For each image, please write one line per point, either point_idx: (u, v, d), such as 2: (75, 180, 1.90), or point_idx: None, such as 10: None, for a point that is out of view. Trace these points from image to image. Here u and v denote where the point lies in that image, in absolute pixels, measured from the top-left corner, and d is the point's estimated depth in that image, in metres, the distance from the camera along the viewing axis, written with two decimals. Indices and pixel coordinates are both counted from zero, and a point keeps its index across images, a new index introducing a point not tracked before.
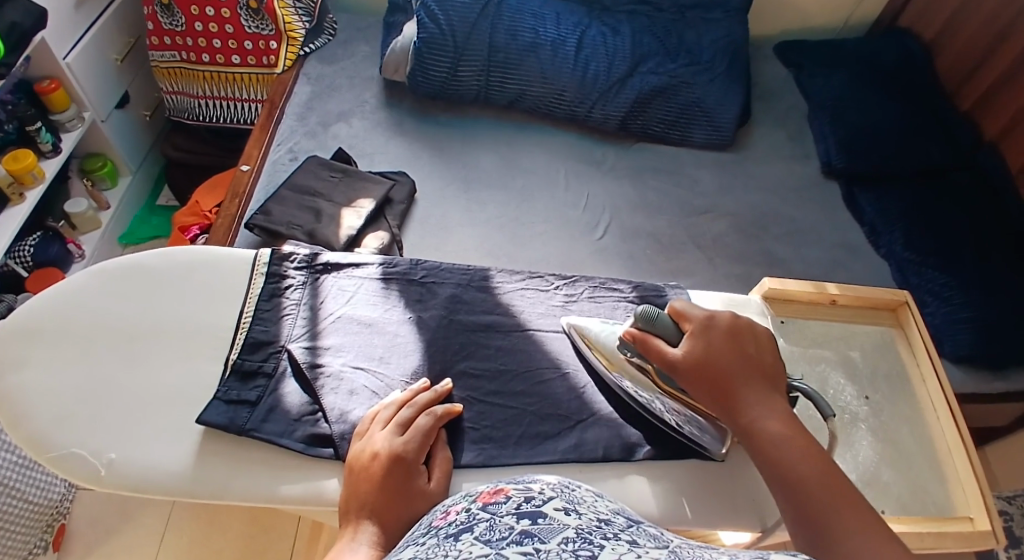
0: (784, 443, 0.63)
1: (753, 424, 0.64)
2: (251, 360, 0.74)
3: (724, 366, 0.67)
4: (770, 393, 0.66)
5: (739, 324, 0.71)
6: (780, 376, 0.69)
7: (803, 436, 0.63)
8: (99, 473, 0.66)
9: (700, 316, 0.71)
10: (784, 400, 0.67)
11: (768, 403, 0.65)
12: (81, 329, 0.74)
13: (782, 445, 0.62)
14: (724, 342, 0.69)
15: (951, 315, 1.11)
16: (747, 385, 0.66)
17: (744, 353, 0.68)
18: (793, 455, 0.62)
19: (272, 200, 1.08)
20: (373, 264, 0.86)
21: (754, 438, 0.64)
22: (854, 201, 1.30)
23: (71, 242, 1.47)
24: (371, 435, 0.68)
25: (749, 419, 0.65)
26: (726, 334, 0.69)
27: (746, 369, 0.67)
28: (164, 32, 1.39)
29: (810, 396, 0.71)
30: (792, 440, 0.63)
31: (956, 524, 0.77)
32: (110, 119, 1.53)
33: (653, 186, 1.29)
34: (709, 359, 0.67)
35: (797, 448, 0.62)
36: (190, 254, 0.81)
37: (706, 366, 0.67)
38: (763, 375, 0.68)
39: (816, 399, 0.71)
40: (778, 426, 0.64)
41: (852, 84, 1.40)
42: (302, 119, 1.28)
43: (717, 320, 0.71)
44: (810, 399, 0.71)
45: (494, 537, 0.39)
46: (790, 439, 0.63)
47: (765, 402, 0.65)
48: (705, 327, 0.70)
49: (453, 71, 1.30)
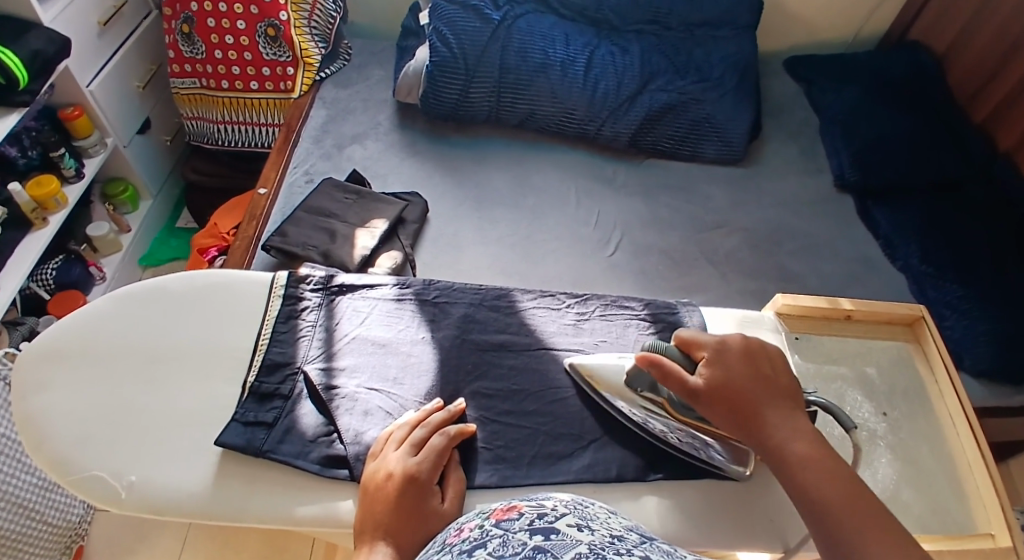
0: (810, 465, 0.61)
1: (773, 444, 0.64)
2: (268, 382, 0.75)
3: (741, 388, 0.67)
4: (793, 416, 0.66)
5: (752, 345, 0.71)
6: (801, 398, 0.68)
7: (831, 459, 0.62)
8: (120, 495, 0.67)
9: (711, 341, 0.71)
10: (807, 421, 0.66)
11: (792, 424, 0.65)
12: (104, 350, 0.75)
13: (809, 467, 0.61)
14: (741, 366, 0.69)
15: (969, 328, 1.10)
16: (768, 403, 0.66)
17: (762, 374, 0.68)
18: (820, 478, 0.61)
19: (287, 222, 1.10)
20: (387, 285, 0.87)
21: (776, 459, 0.63)
22: (868, 215, 1.29)
23: (92, 265, 1.49)
24: (386, 455, 0.68)
25: (774, 438, 0.64)
26: (742, 357, 0.69)
27: (767, 390, 0.67)
28: (184, 59, 1.42)
29: (828, 408, 0.72)
30: (815, 461, 0.62)
31: (977, 542, 0.76)
32: (132, 144, 1.56)
33: (665, 202, 1.29)
34: (726, 383, 0.68)
35: (823, 469, 0.61)
36: (208, 278, 0.82)
37: (725, 390, 0.67)
38: (785, 396, 0.67)
39: (835, 413, 0.72)
40: (803, 448, 0.63)
41: (863, 99, 1.40)
42: (318, 142, 1.30)
43: (731, 345, 0.71)
44: (829, 412, 0.72)
45: (507, 553, 0.40)
46: (815, 460, 0.62)
47: (786, 422, 0.65)
48: (719, 353, 0.70)
49: (464, 92, 1.31)
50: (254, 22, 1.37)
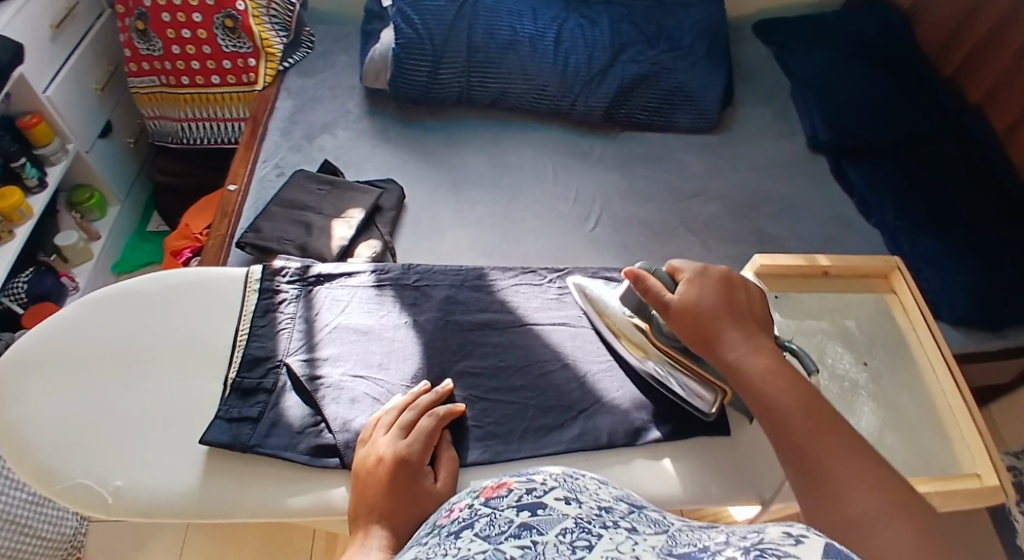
0: (768, 376, 0.62)
1: (734, 358, 0.65)
2: (250, 378, 0.74)
3: (711, 308, 0.68)
4: (757, 335, 0.67)
5: (731, 277, 0.72)
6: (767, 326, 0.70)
7: (787, 372, 0.63)
8: (107, 501, 0.66)
9: (692, 268, 0.72)
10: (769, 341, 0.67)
11: (753, 342, 0.66)
12: (79, 357, 0.74)
13: (766, 379, 0.62)
14: (716, 289, 0.70)
15: (945, 278, 1.11)
16: (734, 322, 0.67)
17: (733, 301, 0.69)
18: (777, 388, 0.62)
19: (261, 217, 1.08)
20: (365, 272, 0.86)
21: (736, 372, 0.65)
22: (842, 173, 1.30)
23: (64, 275, 1.46)
24: (375, 440, 0.68)
25: (742, 355, 0.65)
26: (717, 285, 0.70)
27: (736, 312, 0.68)
28: (142, 57, 1.39)
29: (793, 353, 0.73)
30: (773, 374, 0.63)
31: (963, 482, 0.77)
32: (95, 148, 1.53)
33: (642, 173, 1.29)
34: (699, 301, 0.69)
35: (780, 380, 0.62)
36: (180, 276, 0.81)
37: (697, 309, 0.68)
38: (751, 320, 0.68)
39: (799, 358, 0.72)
40: (762, 361, 0.64)
41: (832, 58, 1.41)
42: (287, 134, 1.28)
43: (708, 273, 0.71)
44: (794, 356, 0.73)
45: (493, 532, 0.39)
46: (772, 372, 0.63)
47: (748, 339, 0.66)
48: (698, 276, 0.71)
49: (433, 74, 1.30)
50: (211, 13, 1.34)
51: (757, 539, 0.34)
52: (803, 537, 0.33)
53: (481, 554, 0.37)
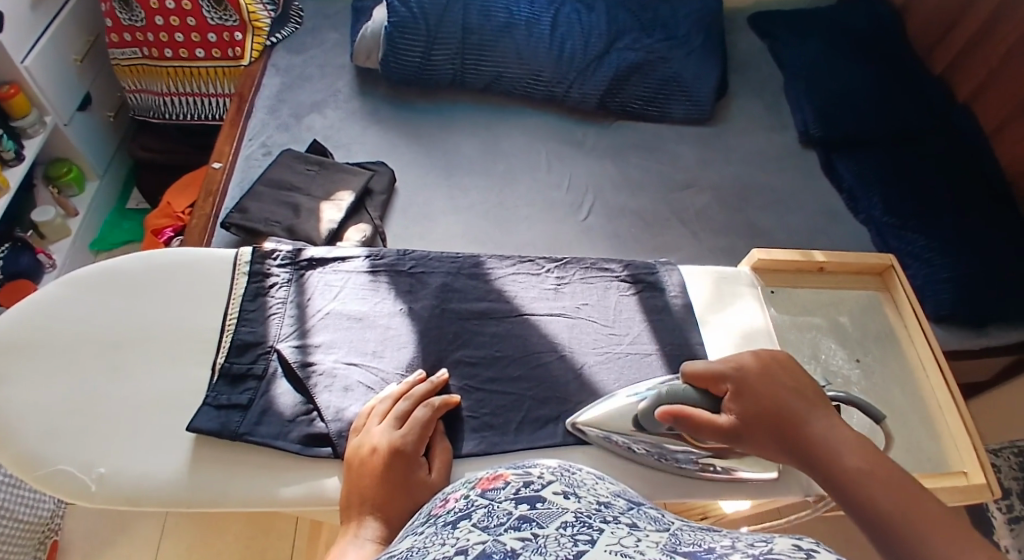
0: (860, 471, 0.58)
1: (822, 458, 0.60)
2: (239, 363, 0.72)
3: (777, 412, 0.64)
4: (833, 424, 0.63)
5: (765, 360, 0.68)
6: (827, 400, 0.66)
7: (879, 460, 0.58)
8: (90, 489, 0.64)
9: (727, 369, 0.68)
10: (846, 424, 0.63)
11: (834, 433, 0.61)
12: (60, 339, 0.71)
13: (859, 473, 0.58)
14: (765, 387, 0.66)
15: (933, 275, 1.12)
16: (804, 417, 0.63)
17: (787, 390, 0.65)
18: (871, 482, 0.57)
19: (247, 197, 1.05)
20: (359, 257, 0.84)
21: (826, 473, 0.60)
22: (832, 166, 1.29)
23: (41, 252, 1.42)
24: (368, 430, 0.66)
25: (818, 447, 0.61)
26: (760, 377, 0.67)
27: (799, 403, 0.64)
28: (124, 28, 1.34)
29: (854, 403, 0.72)
30: (865, 466, 0.58)
31: (952, 479, 0.78)
32: (73, 122, 1.48)
33: (635, 163, 1.28)
34: (759, 411, 0.64)
35: (871, 472, 0.57)
36: (167, 258, 0.78)
37: (762, 419, 0.64)
38: (817, 404, 0.65)
39: (861, 405, 0.73)
40: (851, 455, 0.59)
41: (826, 52, 1.40)
42: (274, 112, 1.25)
43: (749, 368, 0.68)
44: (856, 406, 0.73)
45: (492, 523, 0.38)
46: (865, 464, 0.58)
47: (829, 434, 0.62)
48: (740, 382, 0.67)
49: (426, 55, 1.27)
50: None
51: (766, 549, 0.34)
52: (814, 551, 0.32)
53: (479, 544, 0.35)
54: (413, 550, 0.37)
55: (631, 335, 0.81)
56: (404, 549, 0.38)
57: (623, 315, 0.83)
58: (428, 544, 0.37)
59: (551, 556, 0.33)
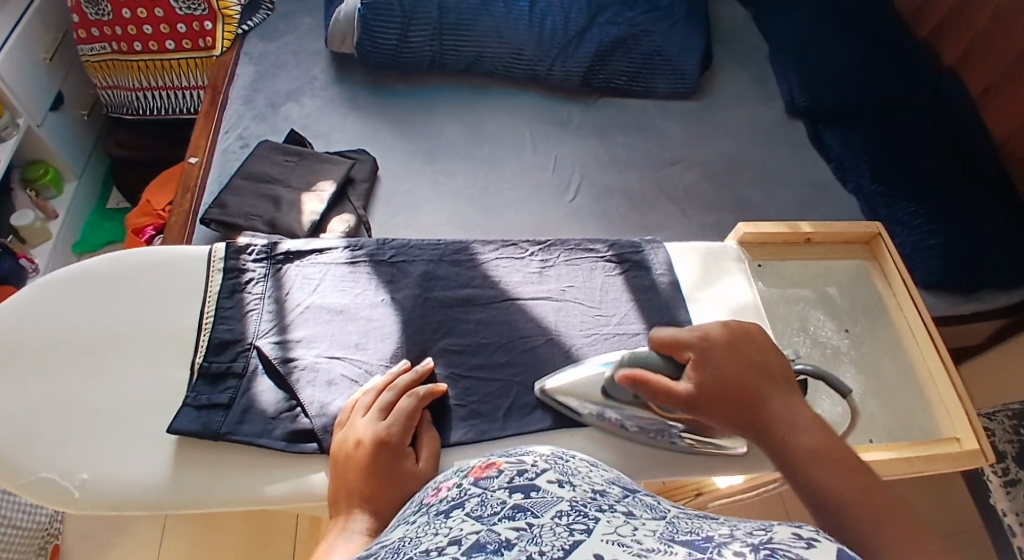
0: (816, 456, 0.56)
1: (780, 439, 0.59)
2: (219, 362, 0.71)
3: (738, 384, 0.62)
4: (792, 404, 0.61)
5: (735, 333, 0.67)
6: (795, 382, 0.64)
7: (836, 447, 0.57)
8: (74, 496, 0.63)
9: (693, 339, 0.66)
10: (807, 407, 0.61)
11: (793, 414, 0.60)
12: (35, 345, 0.70)
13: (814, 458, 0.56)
14: (729, 358, 0.64)
15: (922, 242, 1.11)
16: (765, 393, 0.62)
17: (753, 364, 0.64)
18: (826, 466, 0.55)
19: (226, 191, 1.03)
20: (338, 248, 0.82)
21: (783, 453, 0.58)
22: (819, 137, 1.28)
23: (23, 257, 1.40)
24: (353, 422, 0.65)
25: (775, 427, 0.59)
26: (727, 348, 0.65)
27: (762, 379, 0.63)
28: (90, 23, 1.32)
29: (818, 376, 0.69)
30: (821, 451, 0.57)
31: (944, 446, 0.78)
32: (47, 122, 1.45)
33: (621, 140, 1.26)
34: (719, 383, 0.63)
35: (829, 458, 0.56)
36: (140, 257, 0.76)
37: (721, 391, 0.62)
38: (780, 384, 0.63)
39: (827, 378, 0.69)
40: (809, 438, 0.58)
41: (811, 19, 1.38)
42: (249, 102, 1.22)
43: (716, 339, 0.66)
44: (820, 378, 0.69)
45: (485, 513, 0.37)
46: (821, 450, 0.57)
47: (787, 412, 0.60)
48: (704, 351, 0.65)
49: (403, 39, 1.25)
50: None
51: (766, 537, 0.33)
52: (815, 540, 0.32)
53: (474, 535, 0.34)
54: (404, 540, 0.36)
55: (619, 315, 0.80)
56: (395, 539, 0.37)
57: (609, 295, 0.82)
58: (420, 534, 0.36)
59: (548, 546, 0.32)
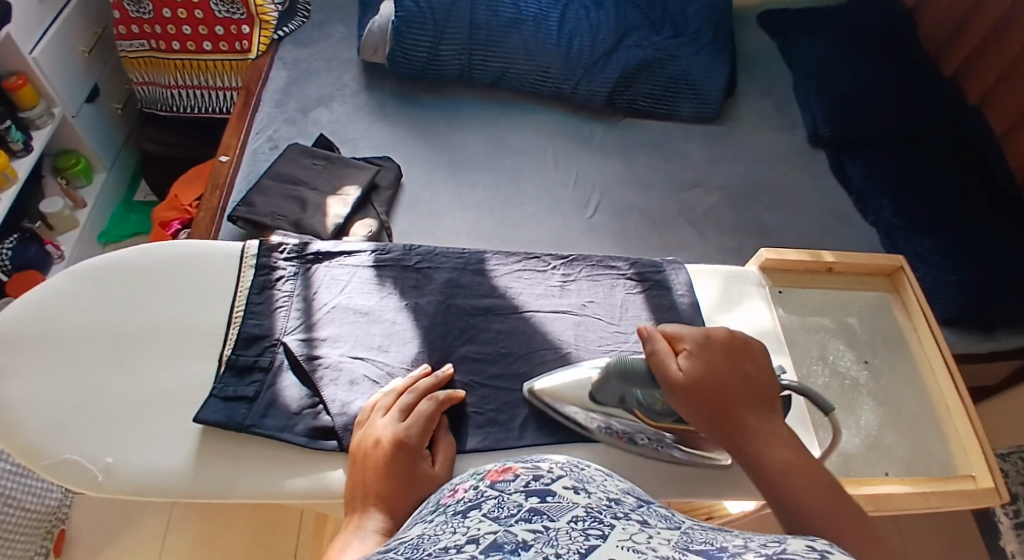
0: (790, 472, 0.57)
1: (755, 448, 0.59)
2: (246, 356, 0.72)
3: (722, 387, 0.62)
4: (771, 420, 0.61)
5: (735, 342, 0.66)
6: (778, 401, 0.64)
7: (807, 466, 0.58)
8: (97, 479, 0.64)
9: (695, 334, 0.66)
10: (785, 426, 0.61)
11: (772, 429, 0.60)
12: (68, 330, 0.71)
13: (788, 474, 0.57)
14: (721, 359, 0.64)
15: (940, 276, 1.11)
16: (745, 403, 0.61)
17: (744, 374, 0.63)
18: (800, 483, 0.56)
19: (254, 191, 1.05)
20: (365, 251, 0.84)
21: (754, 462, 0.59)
22: (841, 167, 1.29)
23: (49, 243, 1.43)
24: (372, 422, 0.66)
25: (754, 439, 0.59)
26: (721, 354, 0.64)
27: (746, 391, 0.62)
28: (131, 20, 1.35)
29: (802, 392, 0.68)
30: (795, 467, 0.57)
31: (959, 482, 0.78)
32: (81, 113, 1.48)
33: (643, 160, 1.27)
34: (704, 379, 0.62)
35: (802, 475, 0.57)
36: (173, 250, 0.78)
37: (703, 387, 0.62)
38: (762, 398, 0.63)
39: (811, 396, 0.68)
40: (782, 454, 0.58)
41: (836, 51, 1.40)
42: (281, 106, 1.25)
43: (717, 339, 0.65)
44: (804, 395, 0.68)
45: (503, 514, 0.37)
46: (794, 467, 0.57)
47: (766, 428, 0.60)
48: (701, 345, 0.65)
49: (433, 51, 1.27)
50: None
51: (778, 548, 0.34)
52: (827, 551, 0.33)
53: (491, 535, 0.35)
54: (423, 537, 0.37)
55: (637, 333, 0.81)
56: (413, 536, 0.38)
57: (628, 312, 0.82)
58: (439, 532, 0.37)
59: (563, 549, 0.32)
